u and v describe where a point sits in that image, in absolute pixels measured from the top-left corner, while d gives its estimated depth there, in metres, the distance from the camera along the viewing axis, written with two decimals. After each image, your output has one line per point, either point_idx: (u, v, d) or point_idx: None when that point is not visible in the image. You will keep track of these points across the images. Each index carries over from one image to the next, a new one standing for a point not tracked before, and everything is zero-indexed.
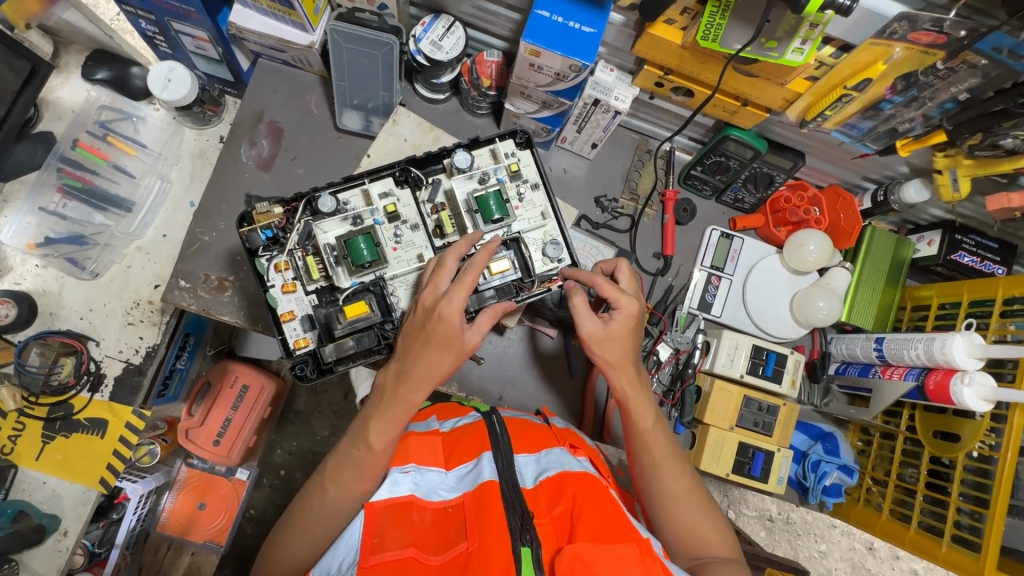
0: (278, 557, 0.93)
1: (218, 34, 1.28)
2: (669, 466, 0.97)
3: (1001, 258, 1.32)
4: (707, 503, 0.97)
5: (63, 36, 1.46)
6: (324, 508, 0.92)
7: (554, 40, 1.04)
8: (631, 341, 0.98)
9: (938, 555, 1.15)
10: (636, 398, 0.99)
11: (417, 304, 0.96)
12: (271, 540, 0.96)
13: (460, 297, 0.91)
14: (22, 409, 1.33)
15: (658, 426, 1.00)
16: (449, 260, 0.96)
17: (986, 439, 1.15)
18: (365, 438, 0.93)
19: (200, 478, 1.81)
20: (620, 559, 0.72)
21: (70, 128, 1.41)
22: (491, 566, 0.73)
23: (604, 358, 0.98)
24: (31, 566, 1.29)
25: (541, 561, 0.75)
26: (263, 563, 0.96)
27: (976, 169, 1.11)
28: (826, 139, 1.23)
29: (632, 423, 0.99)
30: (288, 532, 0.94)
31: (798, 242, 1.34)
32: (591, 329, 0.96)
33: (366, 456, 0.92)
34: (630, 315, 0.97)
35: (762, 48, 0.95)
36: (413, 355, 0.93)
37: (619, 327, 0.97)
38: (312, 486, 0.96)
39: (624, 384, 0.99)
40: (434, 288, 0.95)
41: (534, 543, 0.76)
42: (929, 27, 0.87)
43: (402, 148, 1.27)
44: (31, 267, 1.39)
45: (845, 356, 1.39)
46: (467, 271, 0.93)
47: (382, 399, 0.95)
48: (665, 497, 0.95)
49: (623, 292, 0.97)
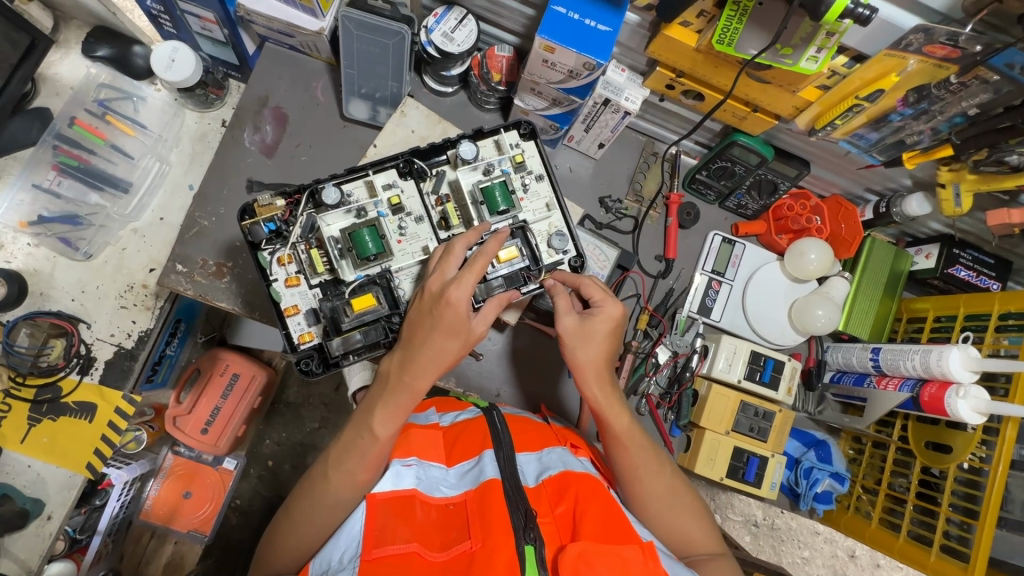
0: (273, 548, 0.92)
1: (226, 16, 1.26)
2: (646, 468, 0.97)
3: (997, 273, 1.34)
4: (690, 498, 0.99)
5: (64, 10, 1.43)
6: (325, 496, 0.91)
7: (570, 37, 1.03)
8: (605, 340, 1.00)
9: (926, 563, 1.16)
10: (608, 403, 0.99)
11: (424, 289, 0.95)
12: (273, 527, 0.95)
13: (468, 281, 0.91)
14: (8, 389, 1.32)
15: (633, 426, 1.00)
16: (458, 247, 0.96)
17: (976, 451, 1.16)
18: (369, 426, 0.92)
19: (186, 467, 1.79)
20: (624, 560, 0.73)
21: (69, 106, 1.38)
22: (496, 564, 0.73)
23: (579, 357, 0.99)
24: (13, 549, 1.30)
25: (544, 560, 0.77)
26: (263, 554, 0.94)
27: (979, 185, 1.11)
28: (833, 149, 1.23)
29: (608, 428, 0.99)
30: (287, 521, 0.92)
31: (799, 250, 1.35)
32: (570, 323, 0.99)
33: (370, 446, 0.91)
34: (612, 317, 1.00)
35: (777, 54, 0.96)
36: (418, 341, 0.93)
37: (600, 323, 0.99)
38: (311, 479, 0.94)
39: (597, 392, 0.99)
40: (442, 274, 0.94)
41: (538, 541, 0.78)
42: (944, 40, 0.88)
43: (409, 140, 1.25)
44: (23, 245, 1.37)
45: (841, 364, 1.40)
46: (476, 259, 0.93)
47: (387, 385, 0.94)
48: (642, 499, 0.96)
49: (608, 293, 1.01)
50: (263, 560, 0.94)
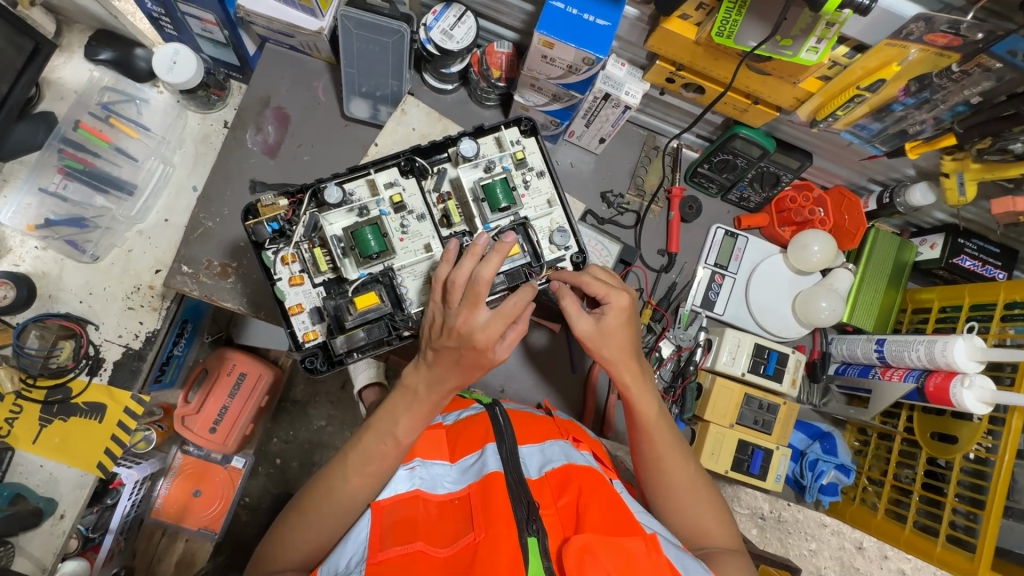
0: (282, 544, 0.93)
1: (226, 17, 1.27)
2: (672, 458, 0.96)
3: (1002, 263, 1.33)
4: (710, 492, 0.98)
5: (66, 15, 1.44)
6: (344, 495, 0.91)
7: (569, 31, 1.03)
8: (626, 335, 0.96)
9: (932, 554, 1.16)
10: (641, 390, 0.97)
11: (450, 328, 0.89)
12: (285, 516, 0.96)
13: (495, 330, 0.87)
14: (19, 391, 1.34)
15: (661, 417, 0.98)
16: (486, 281, 0.87)
17: (982, 441, 1.15)
18: (392, 433, 0.93)
19: (195, 466, 1.81)
20: (629, 551, 0.74)
21: (73, 109, 1.40)
22: (500, 559, 0.75)
23: (603, 354, 0.96)
24: (26, 549, 1.32)
25: (548, 551, 0.78)
26: (269, 549, 0.95)
27: (983, 174, 1.10)
28: (835, 140, 1.23)
29: (636, 418, 0.98)
30: (297, 518, 0.93)
31: (803, 241, 1.34)
32: (584, 327, 0.95)
33: (392, 451, 0.93)
34: (623, 308, 0.96)
35: (776, 46, 0.96)
36: (443, 365, 0.91)
37: (614, 322, 0.95)
38: (321, 476, 0.95)
39: (629, 378, 0.97)
40: (470, 317, 0.88)
41: (540, 533, 0.79)
42: (945, 28, 0.87)
43: (410, 138, 1.25)
44: (31, 248, 1.38)
45: (845, 356, 1.40)
46: (470, 289, 0.89)
47: (411, 393, 0.95)
48: (665, 488, 0.96)
49: (612, 285, 0.96)
50: (270, 549, 0.94)
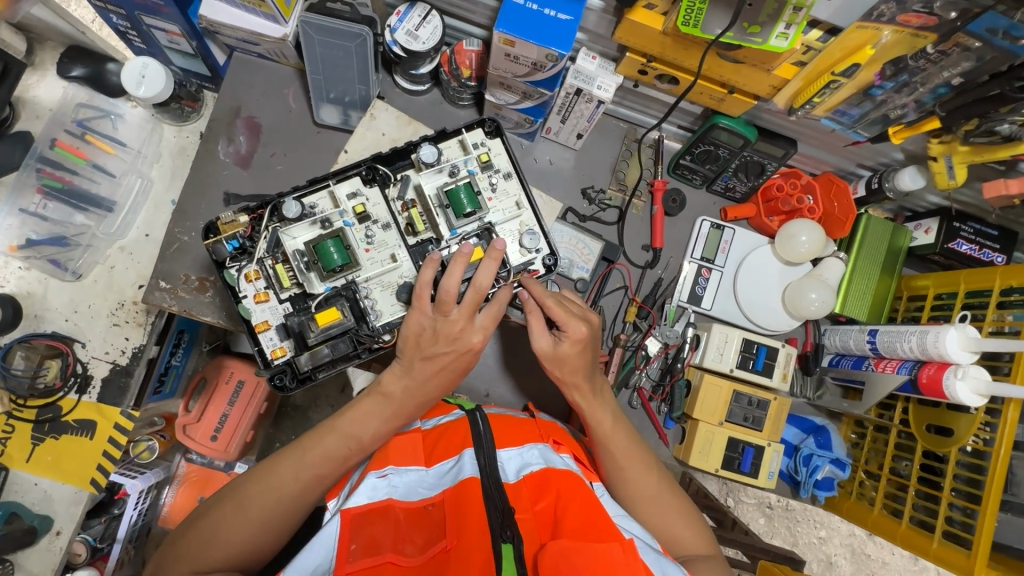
0: (215, 545, 0.86)
1: (191, 28, 1.25)
2: (634, 469, 0.97)
3: (1002, 246, 1.27)
4: (677, 499, 0.97)
5: (36, 32, 1.44)
6: (297, 489, 0.91)
7: (529, 28, 1.00)
8: (583, 360, 0.99)
9: (929, 550, 1.12)
10: (592, 404, 1.00)
11: (438, 331, 0.96)
12: (211, 516, 0.89)
13: (489, 329, 0.99)
14: (10, 411, 1.35)
15: (618, 429, 1.00)
16: (485, 282, 0.96)
17: (980, 433, 1.11)
18: (357, 435, 0.95)
19: (200, 473, 1.83)
20: (606, 560, 0.71)
21: (48, 127, 1.39)
22: (471, 564, 0.75)
23: (557, 374, 1.00)
24: (25, 566, 1.34)
25: (522, 558, 0.76)
26: (190, 553, 0.86)
27: (972, 156, 1.05)
28: (818, 127, 1.18)
29: (593, 433, 0.99)
30: (237, 515, 0.88)
31: (790, 232, 1.30)
32: (544, 346, 0.99)
33: (355, 452, 0.95)
34: (578, 338, 0.98)
35: (745, 33, 0.92)
36: (418, 368, 0.96)
37: (569, 349, 0.98)
38: (268, 470, 0.92)
39: (578, 395, 1.00)
40: (468, 313, 0.96)
41: (515, 539, 0.77)
42: (918, 8, 0.84)
43: (380, 143, 1.23)
44: (14, 270, 1.39)
45: (839, 347, 1.35)
46: (470, 294, 0.96)
47: (385, 399, 0.97)
48: (632, 500, 0.95)
49: (570, 313, 0.98)
50: (182, 547, 0.88)
